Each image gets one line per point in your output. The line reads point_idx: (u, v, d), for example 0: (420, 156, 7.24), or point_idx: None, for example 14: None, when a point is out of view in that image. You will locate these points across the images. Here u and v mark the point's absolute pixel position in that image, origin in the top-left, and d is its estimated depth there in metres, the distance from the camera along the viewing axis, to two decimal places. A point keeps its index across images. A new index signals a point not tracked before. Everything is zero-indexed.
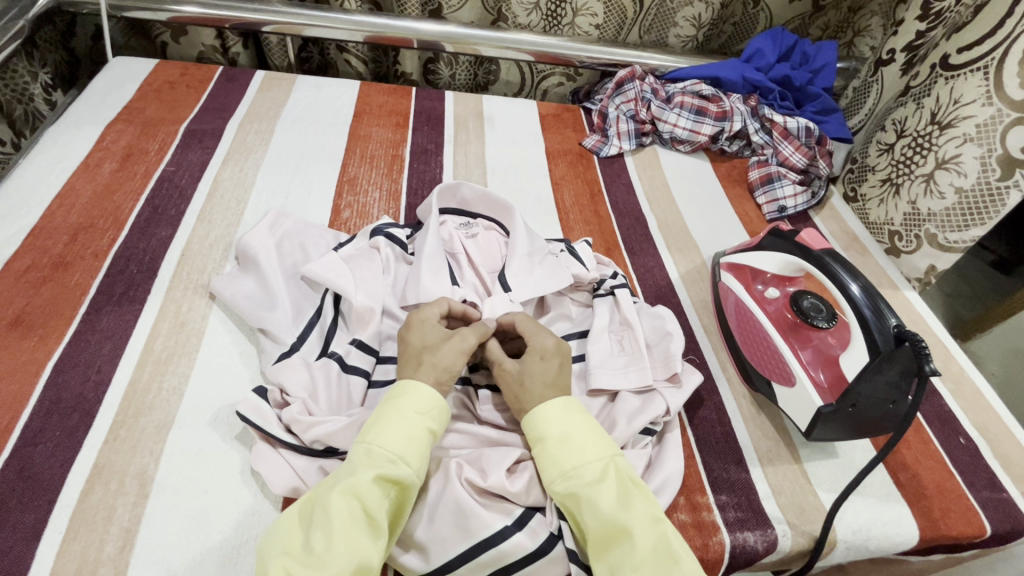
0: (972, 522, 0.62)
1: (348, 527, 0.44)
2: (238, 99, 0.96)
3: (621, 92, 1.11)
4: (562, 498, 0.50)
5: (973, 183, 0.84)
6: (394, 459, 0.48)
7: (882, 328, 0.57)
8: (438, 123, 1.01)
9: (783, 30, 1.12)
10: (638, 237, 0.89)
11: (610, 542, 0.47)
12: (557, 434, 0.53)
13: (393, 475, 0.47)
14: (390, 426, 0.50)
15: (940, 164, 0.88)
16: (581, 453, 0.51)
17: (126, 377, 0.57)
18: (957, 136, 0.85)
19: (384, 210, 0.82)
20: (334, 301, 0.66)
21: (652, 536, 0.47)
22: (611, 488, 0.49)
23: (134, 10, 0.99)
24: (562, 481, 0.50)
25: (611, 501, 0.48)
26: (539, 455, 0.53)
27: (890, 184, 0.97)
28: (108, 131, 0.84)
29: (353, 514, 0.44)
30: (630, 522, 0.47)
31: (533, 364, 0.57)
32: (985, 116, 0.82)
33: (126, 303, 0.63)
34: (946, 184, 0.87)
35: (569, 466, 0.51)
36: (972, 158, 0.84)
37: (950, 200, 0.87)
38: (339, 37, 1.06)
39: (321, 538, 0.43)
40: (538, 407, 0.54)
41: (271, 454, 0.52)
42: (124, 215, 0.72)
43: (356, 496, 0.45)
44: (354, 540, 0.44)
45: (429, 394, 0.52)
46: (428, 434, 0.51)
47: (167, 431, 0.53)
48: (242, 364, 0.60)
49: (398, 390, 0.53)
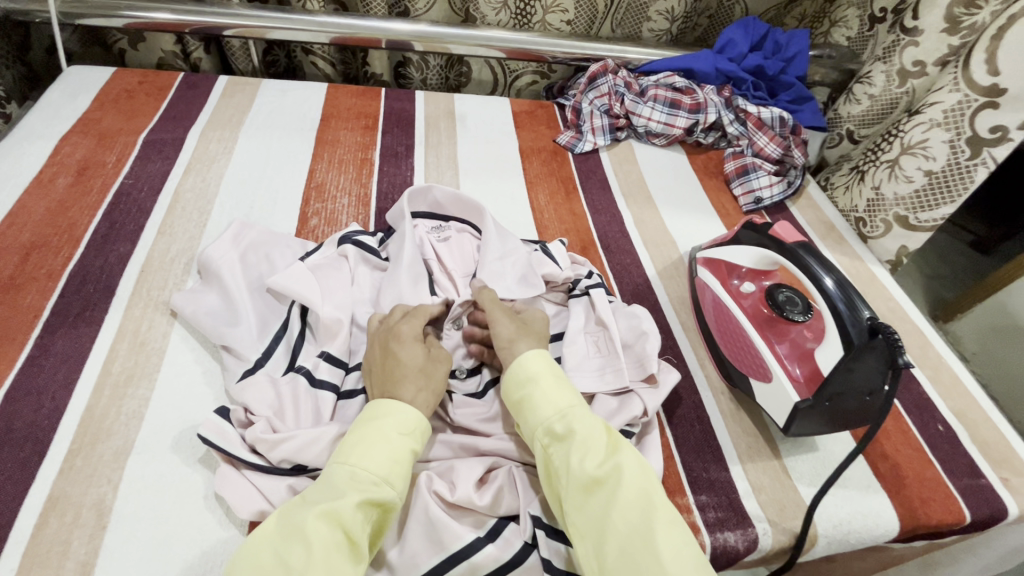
0: (952, 510, 0.62)
1: (328, 552, 0.41)
2: (200, 106, 0.93)
3: (595, 87, 1.09)
4: (553, 438, 0.50)
5: (942, 165, 0.86)
6: (378, 482, 0.46)
7: (854, 320, 0.56)
8: (409, 124, 0.99)
9: (755, 18, 1.11)
10: (614, 234, 0.88)
11: (594, 486, 0.46)
12: (550, 380, 0.54)
13: (379, 499, 0.45)
14: (373, 448, 0.48)
15: (906, 149, 0.90)
16: (576, 399, 0.53)
17: (82, 403, 0.55)
18: (924, 122, 0.87)
19: (353, 216, 0.80)
20: (301, 313, 0.64)
21: (641, 482, 0.46)
22: (603, 437, 0.49)
23: (89, 17, 0.96)
24: (558, 420, 0.51)
25: (603, 447, 0.48)
26: (530, 397, 0.53)
27: (857, 172, 1.00)
28: (63, 144, 0.81)
29: (334, 539, 0.42)
30: (621, 464, 0.47)
31: (532, 321, 0.63)
32: (953, 102, 0.84)
33: (83, 325, 0.61)
34: (913, 168, 0.89)
35: (564, 407, 0.52)
36: (940, 143, 0.85)
37: (918, 182, 0.89)
38: (304, 39, 1.03)
39: (299, 565, 0.40)
40: (531, 350, 0.56)
41: (235, 476, 0.51)
42: (79, 232, 0.70)
43: (338, 521, 0.43)
44: (334, 564, 0.41)
45: (411, 414, 0.51)
46: (410, 457, 0.49)
47: (126, 458, 0.51)
48: (205, 384, 0.58)
49: (377, 412, 0.51)
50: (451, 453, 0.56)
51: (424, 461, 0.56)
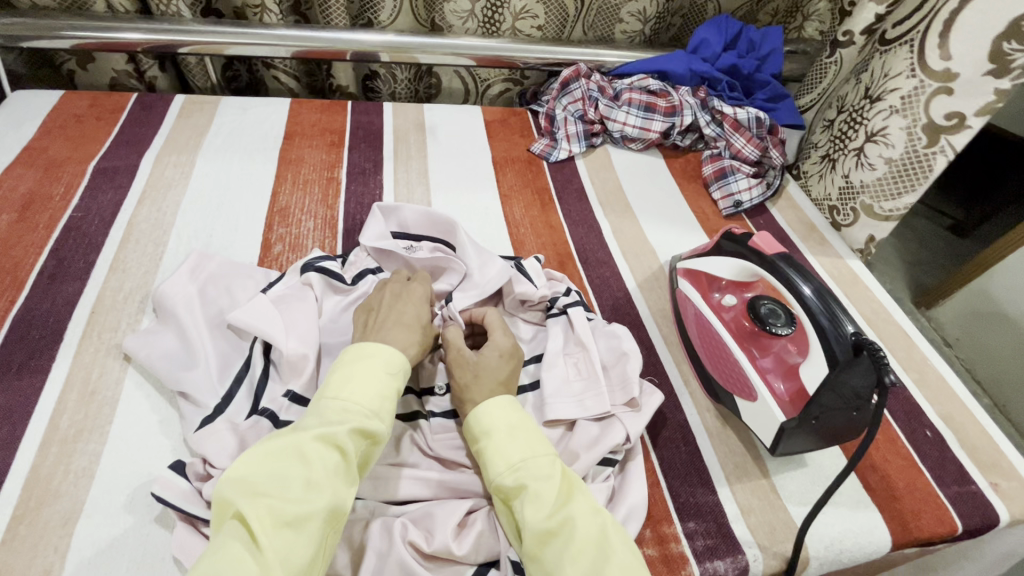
0: (942, 521, 0.61)
1: (326, 472, 0.43)
2: (155, 129, 0.89)
3: (568, 92, 1.06)
4: (506, 490, 0.49)
5: (901, 153, 0.86)
6: (370, 414, 0.48)
7: (839, 337, 0.55)
8: (377, 138, 0.95)
9: (727, 16, 1.08)
10: (592, 246, 0.85)
11: (548, 538, 0.45)
12: (502, 428, 0.52)
13: (371, 429, 0.47)
14: (362, 383, 0.49)
15: (870, 137, 0.89)
16: (527, 446, 0.51)
17: (27, 462, 0.51)
18: (885, 109, 0.87)
19: (320, 241, 0.77)
20: (264, 350, 0.61)
21: (594, 525, 0.46)
22: (556, 483, 0.48)
23: (34, 39, 0.91)
24: (510, 473, 0.49)
25: (553, 496, 0.47)
26: (484, 450, 0.51)
27: (828, 160, 0.99)
28: (5, 177, 0.76)
29: (331, 460, 0.44)
30: (572, 513, 0.46)
31: (488, 359, 0.58)
32: (909, 88, 0.84)
33: (27, 375, 0.57)
34: (876, 156, 0.89)
35: (517, 458, 0.50)
36: (898, 130, 0.85)
37: (880, 170, 0.89)
38: (263, 54, 0.99)
39: (301, 483, 0.42)
40: (482, 404, 0.53)
41: (193, 537, 0.47)
42: (24, 273, 0.66)
43: (335, 445, 0.44)
44: (333, 481, 0.43)
45: (394, 353, 0.52)
46: (395, 395, 0.51)
47: (74, 523, 0.48)
48: (163, 434, 0.55)
49: (364, 351, 0.52)
50: (427, 496, 0.53)
51: (399, 506, 0.53)
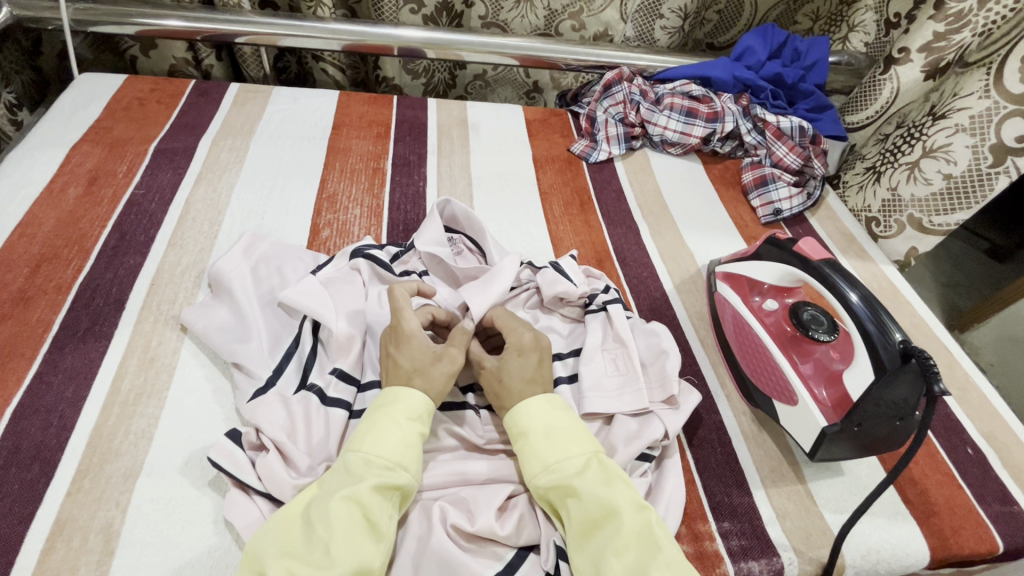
0: (983, 539, 0.60)
1: (347, 531, 0.43)
2: (212, 114, 0.92)
3: (610, 94, 1.07)
4: (545, 491, 0.50)
5: (962, 171, 0.85)
6: (392, 466, 0.48)
7: (886, 343, 0.54)
8: (421, 133, 0.97)
9: (773, 26, 1.09)
10: (629, 246, 0.86)
11: (593, 527, 0.47)
12: (539, 429, 0.53)
13: (394, 483, 0.47)
14: (382, 432, 0.49)
15: (929, 152, 0.89)
16: (563, 448, 0.51)
17: (91, 421, 0.54)
18: (948, 126, 0.86)
19: (365, 228, 0.79)
20: (313, 328, 0.63)
21: (639, 522, 0.46)
22: (594, 477, 0.49)
23: (100, 24, 0.95)
24: (546, 474, 0.50)
25: (596, 487, 0.48)
26: (522, 450, 0.53)
27: (873, 172, 0.99)
28: (73, 153, 0.80)
29: (353, 518, 0.44)
30: (618, 506, 0.47)
31: (509, 362, 0.57)
32: (981, 108, 0.82)
33: (91, 340, 0.60)
34: (933, 171, 0.88)
35: (551, 460, 0.51)
36: (963, 147, 0.84)
37: (936, 185, 0.88)
38: (315, 46, 1.02)
39: (323, 541, 0.43)
40: (516, 406, 0.54)
41: (246, 502, 0.50)
42: (89, 243, 0.69)
43: (357, 501, 0.45)
44: (354, 543, 0.43)
45: (420, 398, 0.52)
46: (420, 439, 0.51)
47: (134, 480, 0.51)
48: (216, 402, 0.57)
49: (390, 397, 0.52)
50: (467, 479, 0.55)
51: (438, 489, 0.54)
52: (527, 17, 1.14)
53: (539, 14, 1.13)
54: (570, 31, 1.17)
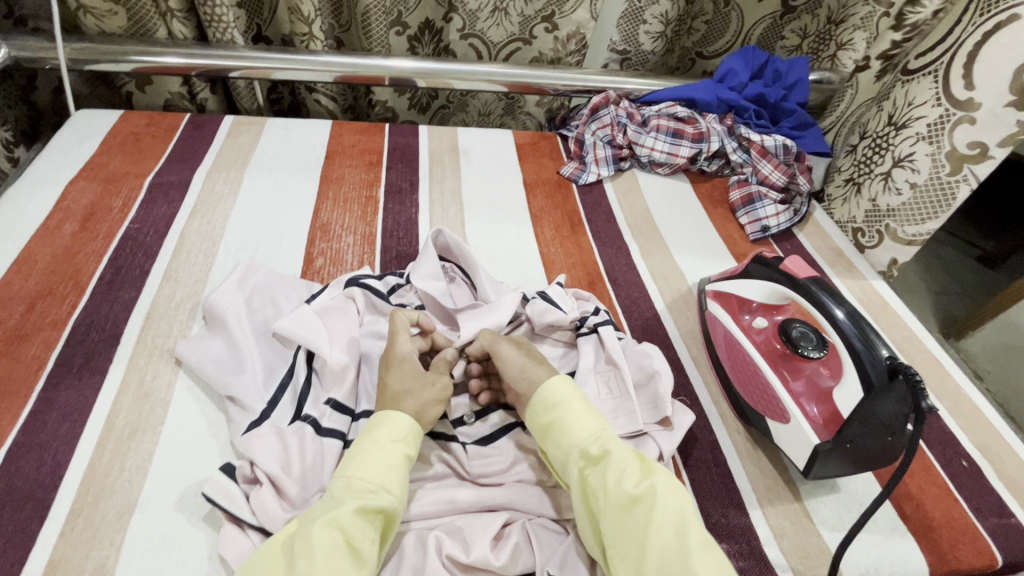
0: (982, 553, 0.59)
1: (329, 557, 0.43)
2: (206, 147, 0.94)
3: (597, 118, 1.09)
4: (588, 459, 0.52)
5: (925, 179, 0.87)
6: (374, 488, 0.48)
7: (874, 360, 0.55)
8: (413, 160, 0.99)
9: (754, 48, 1.11)
10: (620, 267, 0.87)
11: (632, 498, 0.49)
12: (581, 403, 0.56)
13: (376, 506, 0.47)
14: (369, 457, 0.50)
15: (897, 161, 0.91)
16: (608, 424, 0.55)
17: (85, 458, 0.54)
18: (911, 135, 0.89)
19: (359, 256, 0.80)
20: (307, 358, 0.63)
21: (677, 501, 0.49)
22: (637, 457, 0.52)
23: (96, 62, 0.97)
24: (593, 442, 0.53)
25: (638, 465, 0.51)
26: (563, 420, 0.55)
27: (853, 183, 1.01)
28: (70, 189, 0.81)
29: (335, 544, 0.44)
30: (661, 481, 0.50)
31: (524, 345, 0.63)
32: (935, 116, 0.85)
33: (86, 376, 0.60)
34: (902, 181, 0.90)
35: (598, 430, 0.54)
36: (924, 156, 0.87)
37: (906, 195, 0.90)
38: (308, 78, 1.04)
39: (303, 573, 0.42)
40: (550, 380, 0.58)
41: (240, 537, 0.49)
42: (84, 279, 0.70)
43: (339, 527, 0.45)
44: (337, 569, 0.43)
45: (403, 420, 0.53)
46: (405, 461, 0.51)
47: (128, 517, 0.50)
48: (211, 436, 0.57)
49: (376, 421, 0.53)
50: (462, 510, 0.54)
51: (434, 519, 0.54)
52: (502, 25, 1.13)
53: (513, 20, 1.12)
54: (545, 33, 1.15)
